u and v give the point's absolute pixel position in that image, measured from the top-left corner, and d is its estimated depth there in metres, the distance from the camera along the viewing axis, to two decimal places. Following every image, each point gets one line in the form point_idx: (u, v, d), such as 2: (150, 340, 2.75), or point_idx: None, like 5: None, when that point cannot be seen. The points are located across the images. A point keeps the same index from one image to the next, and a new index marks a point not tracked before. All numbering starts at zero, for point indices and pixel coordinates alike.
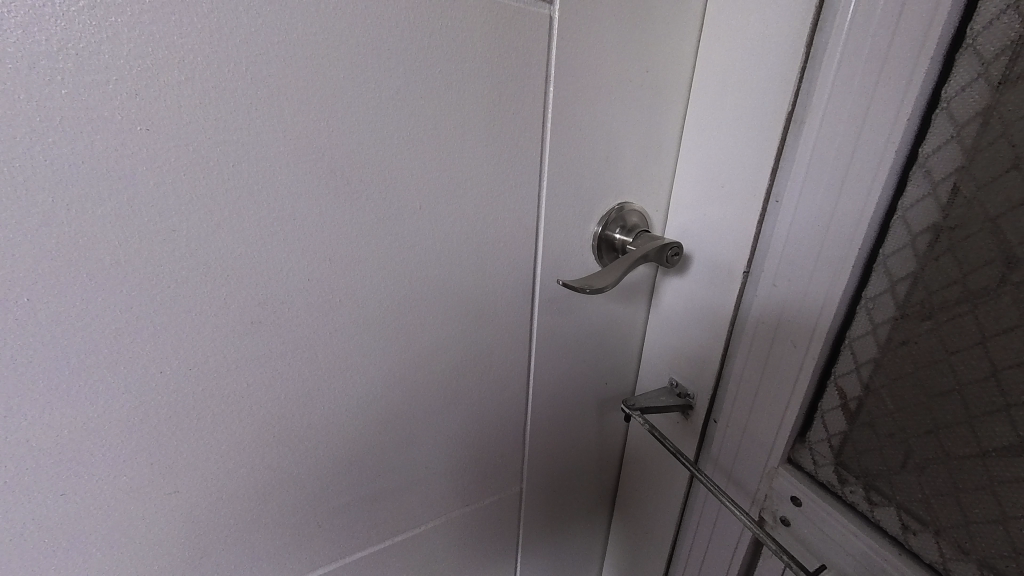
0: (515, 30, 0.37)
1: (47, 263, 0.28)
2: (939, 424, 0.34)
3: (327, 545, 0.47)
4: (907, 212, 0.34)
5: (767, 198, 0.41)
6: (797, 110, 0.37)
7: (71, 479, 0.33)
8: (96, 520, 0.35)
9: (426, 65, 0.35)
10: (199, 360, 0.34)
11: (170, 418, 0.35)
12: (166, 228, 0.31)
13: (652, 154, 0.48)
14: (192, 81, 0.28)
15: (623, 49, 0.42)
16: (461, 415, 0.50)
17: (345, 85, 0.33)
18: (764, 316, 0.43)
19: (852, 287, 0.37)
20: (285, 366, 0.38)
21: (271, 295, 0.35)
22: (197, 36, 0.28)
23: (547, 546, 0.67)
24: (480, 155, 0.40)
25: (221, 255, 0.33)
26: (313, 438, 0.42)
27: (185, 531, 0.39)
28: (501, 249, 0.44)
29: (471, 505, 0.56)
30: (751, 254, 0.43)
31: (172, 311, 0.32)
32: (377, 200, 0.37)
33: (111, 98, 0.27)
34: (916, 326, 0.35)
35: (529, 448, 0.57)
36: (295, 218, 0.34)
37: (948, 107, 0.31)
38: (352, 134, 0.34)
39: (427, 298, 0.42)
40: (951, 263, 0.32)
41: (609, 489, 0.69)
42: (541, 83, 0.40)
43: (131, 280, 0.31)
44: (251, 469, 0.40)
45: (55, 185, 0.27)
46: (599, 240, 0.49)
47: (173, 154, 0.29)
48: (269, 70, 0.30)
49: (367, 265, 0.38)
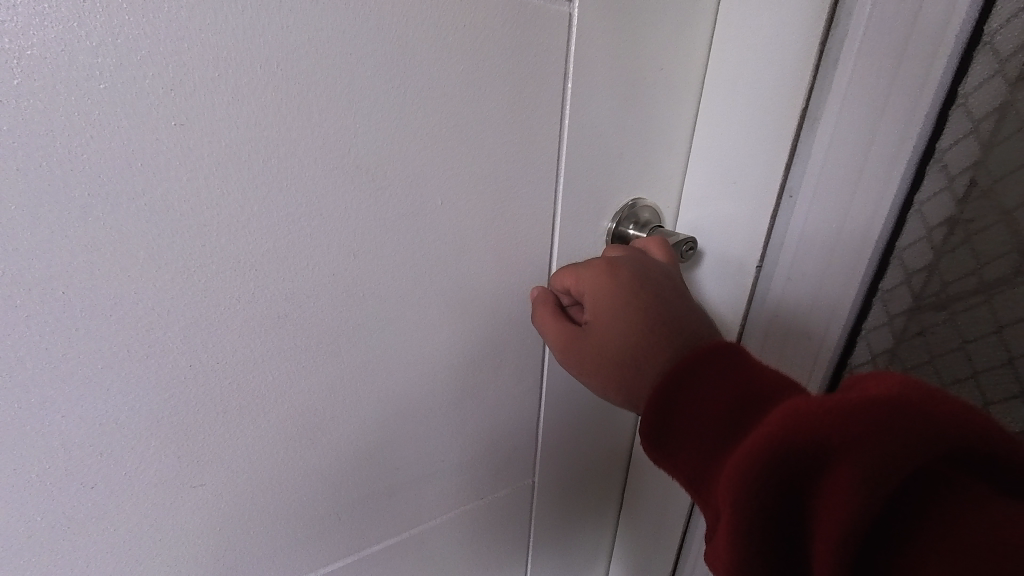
0: (537, 27, 0.38)
1: (84, 258, 0.29)
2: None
3: (346, 537, 0.48)
4: (924, 205, 0.37)
5: (780, 194, 0.41)
6: (810, 108, 0.38)
7: (101, 472, 0.34)
8: (124, 513, 0.36)
9: (452, 62, 0.35)
10: (228, 353, 0.35)
11: (198, 411, 0.35)
12: (197, 224, 0.31)
13: (665, 150, 0.48)
14: (227, 77, 0.29)
15: (642, 45, 0.42)
16: (478, 409, 0.50)
17: (371, 81, 0.33)
18: (779, 310, 0.44)
19: (874, 282, 0.39)
20: (310, 359, 0.38)
21: (297, 288, 0.36)
22: (231, 33, 0.28)
23: (558, 540, 0.68)
24: (501, 150, 0.40)
25: (249, 250, 0.33)
26: (336, 429, 0.42)
27: (210, 523, 0.39)
28: (520, 243, 0.45)
29: (485, 497, 0.57)
30: (763, 249, 0.43)
31: (203, 305, 0.33)
32: (401, 195, 0.37)
33: (147, 94, 0.27)
34: (927, 316, 0.40)
35: (542, 443, 0.58)
36: (320, 215, 0.35)
37: (967, 101, 0.33)
38: (377, 130, 0.34)
39: (448, 291, 0.43)
40: (967, 254, 0.37)
41: (615, 501, 0.71)
42: (560, 80, 0.40)
43: (163, 275, 0.31)
44: (274, 462, 0.40)
45: (91, 179, 0.28)
46: (612, 235, 0.49)
47: (207, 149, 0.30)
48: (300, 67, 0.31)
49: (389, 259, 0.39)
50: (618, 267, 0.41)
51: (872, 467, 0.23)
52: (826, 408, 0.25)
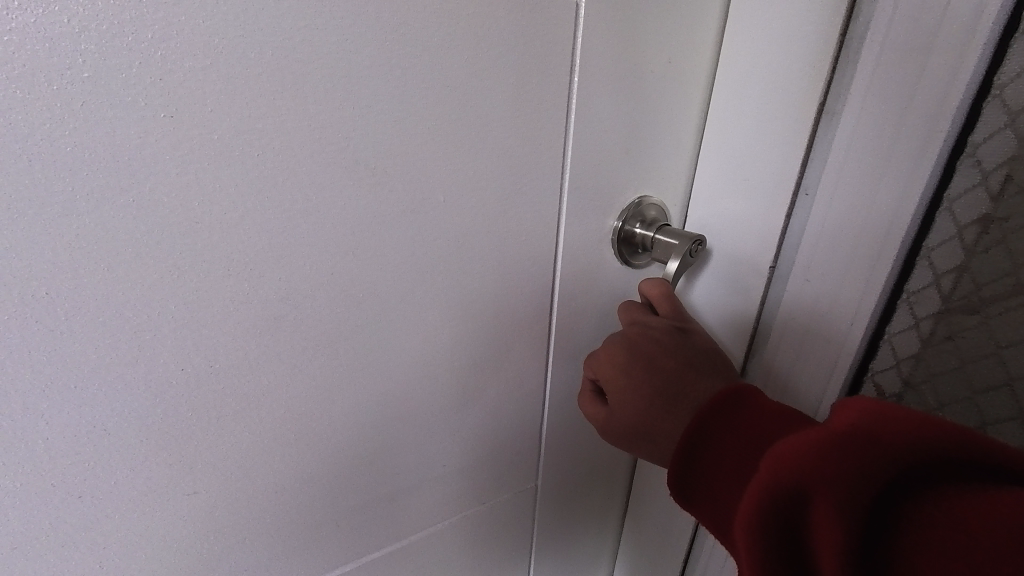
0: (543, 16, 0.36)
1: (68, 257, 0.27)
2: (971, 401, 0.40)
3: (346, 544, 0.46)
4: (954, 201, 0.35)
5: (796, 190, 0.40)
6: (829, 101, 0.37)
7: (90, 481, 0.32)
8: (114, 523, 0.34)
9: (454, 53, 0.34)
10: (221, 356, 0.34)
11: (190, 416, 0.34)
12: (188, 221, 0.29)
13: (673, 146, 0.46)
14: (217, 66, 0.27)
15: (652, 36, 0.41)
16: (479, 412, 0.49)
17: (369, 71, 0.31)
18: (794, 311, 0.42)
19: (901, 283, 0.38)
20: (306, 361, 0.37)
21: (293, 288, 0.34)
22: (221, 19, 0.27)
23: (561, 545, 0.66)
24: (504, 145, 0.38)
25: (243, 249, 0.32)
26: (335, 434, 0.41)
27: (206, 533, 0.38)
28: (524, 241, 0.43)
29: (487, 503, 0.55)
30: (778, 247, 0.42)
31: (194, 307, 0.31)
32: (402, 191, 0.36)
33: (133, 83, 0.26)
34: (957, 320, 0.38)
35: (545, 446, 0.56)
36: (316, 211, 0.33)
37: (1004, 91, 0.32)
38: (376, 123, 0.33)
39: (449, 291, 0.41)
40: (1001, 254, 0.35)
41: (617, 508, 0.70)
42: (566, 72, 0.39)
43: (152, 274, 0.30)
44: (271, 469, 0.39)
45: (74, 173, 0.26)
46: (618, 234, 0.48)
47: (197, 144, 0.28)
48: (294, 56, 0.29)
49: (388, 258, 0.37)
50: (615, 342, 0.42)
51: (841, 502, 0.24)
52: (800, 455, 0.26)
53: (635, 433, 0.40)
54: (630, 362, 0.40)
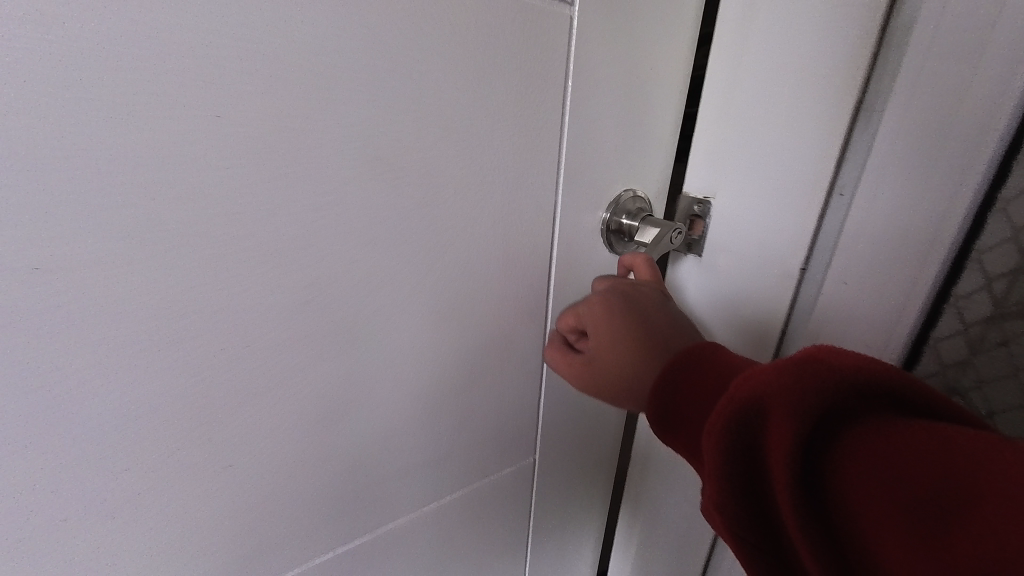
0: (546, 26, 0.40)
1: (117, 245, 0.30)
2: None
3: (363, 515, 0.50)
4: (1010, 206, 0.37)
5: (831, 192, 0.42)
6: (867, 100, 0.39)
7: (132, 456, 0.35)
8: (152, 496, 0.37)
9: (465, 59, 0.37)
10: (255, 338, 0.36)
11: (225, 394, 0.37)
12: (228, 212, 0.32)
13: (657, 143, 0.52)
14: (257, 71, 0.30)
15: (641, 44, 0.45)
16: (485, 391, 0.53)
17: (391, 75, 0.34)
18: (833, 305, 0.45)
19: (949, 284, 0.40)
20: (330, 344, 0.40)
21: (319, 275, 0.37)
22: (261, 29, 0.29)
23: (557, 518, 0.71)
24: (509, 143, 0.42)
25: (275, 238, 0.34)
26: (357, 411, 0.44)
27: (236, 505, 0.41)
28: (529, 230, 0.47)
29: (492, 476, 0.59)
30: (809, 249, 0.45)
31: (231, 292, 0.34)
32: (417, 185, 0.39)
33: (183, 85, 0.28)
34: (1012, 327, 0.40)
35: (544, 424, 0.61)
36: (340, 203, 0.36)
37: None
38: (394, 123, 0.36)
39: (463, 277, 0.45)
40: None
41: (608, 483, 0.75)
42: (562, 77, 0.43)
43: (194, 262, 0.32)
44: (297, 444, 0.42)
45: (127, 168, 0.28)
46: (607, 224, 0.52)
47: (235, 141, 0.31)
48: (324, 61, 0.32)
49: (405, 247, 0.40)
50: (609, 299, 0.44)
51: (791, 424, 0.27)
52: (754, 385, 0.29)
53: (615, 384, 0.43)
54: (620, 317, 0.43)
